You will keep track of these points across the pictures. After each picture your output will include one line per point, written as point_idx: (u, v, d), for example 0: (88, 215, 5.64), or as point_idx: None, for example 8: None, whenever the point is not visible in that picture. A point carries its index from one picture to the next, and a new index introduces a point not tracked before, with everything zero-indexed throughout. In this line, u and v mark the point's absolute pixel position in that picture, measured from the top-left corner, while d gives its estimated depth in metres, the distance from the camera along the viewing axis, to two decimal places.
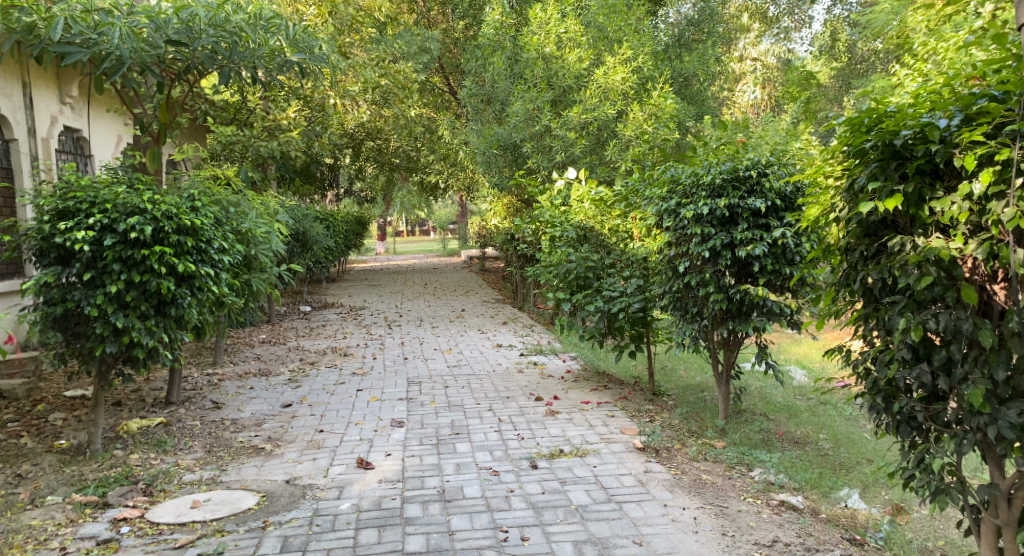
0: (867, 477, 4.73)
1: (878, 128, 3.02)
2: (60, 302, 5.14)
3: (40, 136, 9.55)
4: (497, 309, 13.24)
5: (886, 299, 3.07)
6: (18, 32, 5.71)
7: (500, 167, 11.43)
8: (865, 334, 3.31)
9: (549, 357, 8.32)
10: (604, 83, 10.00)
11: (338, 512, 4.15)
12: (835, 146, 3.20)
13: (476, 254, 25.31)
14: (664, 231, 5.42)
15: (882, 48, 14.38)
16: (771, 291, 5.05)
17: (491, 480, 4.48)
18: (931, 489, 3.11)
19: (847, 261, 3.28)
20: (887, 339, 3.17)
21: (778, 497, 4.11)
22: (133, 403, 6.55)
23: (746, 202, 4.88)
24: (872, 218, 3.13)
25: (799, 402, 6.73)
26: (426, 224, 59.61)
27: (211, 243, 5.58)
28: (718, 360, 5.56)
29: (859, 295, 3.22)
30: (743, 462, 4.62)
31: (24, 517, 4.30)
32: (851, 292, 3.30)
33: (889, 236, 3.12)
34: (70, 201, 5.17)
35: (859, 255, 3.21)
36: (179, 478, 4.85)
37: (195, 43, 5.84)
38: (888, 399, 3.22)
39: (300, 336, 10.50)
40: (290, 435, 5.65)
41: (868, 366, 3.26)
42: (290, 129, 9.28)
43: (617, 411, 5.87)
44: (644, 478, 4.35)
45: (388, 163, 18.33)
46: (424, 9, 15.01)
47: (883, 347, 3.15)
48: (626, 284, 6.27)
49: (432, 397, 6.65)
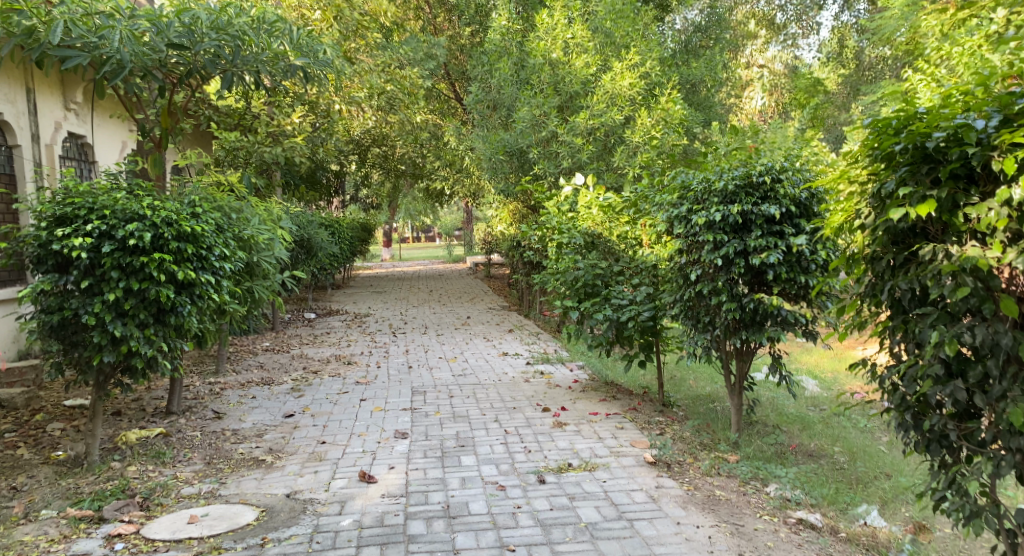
0: (886, 493, 4.58)
1: (908, 131, 2.92)
2: (58, 311, 5.03)
3: (44, 143, 9.49)
4: (503, 316, 13.11)
5: (917, 311, 2.97)
6: (18, 36, 5.63)
7: (506, 174, 11.33)
8: (892, 348, 3.18)
9: (556, 366, 8.19)
10: (612, 88, 9.88)
11: (339, 528, 4.02)
12: (861, 150, 3.10)
13: (481, 261, 25.21)
14: (675, 239, 5.30)
15: (891, 54, 14.24)
16: (786, 300, 4.91)
17: (497, 495, 4.35)
18: (965, 513, 2.99)
19: (873, 271, 3.17)
20: (918, 353, 3.05)
21: (795, 515, 3.96)
22: (133, 413, 6.45)
23: (759, 208, 4.75)
24: (901, 225, 3.01)
25: (812, 414, 6.58)
26: (432, 231, 59.65)
27: (212, 250, 5.46)
28: (731, 371, 5.42)
29: (887, 306, 3.12)
30: (758, 477, 4.47)
31: (16, 533, 4.19)
32: (877, 302, 3.18)
33: (919, 244, 3.00)
34: (68, 207, 5.06)
35: (887, 263, 3.10)
36: (178, 492, 4.73)
37: (197, 46, 5.75)
38: (917, 416, 3.13)
39: (304, 344, 10.39)
40: (291, 446, 5.53)
41: (896, 382, 3.18)
42: (294, 135, 9.19)
43: (627, 422, 5.73)
44: (656, 495, 4.22)
45: (394, 169, 18.26)
46: (430, 15, 14.94)
47: (913, 361, 3.04)
48: (635, 292, 6.14)
49: (437, 407, 6.52)
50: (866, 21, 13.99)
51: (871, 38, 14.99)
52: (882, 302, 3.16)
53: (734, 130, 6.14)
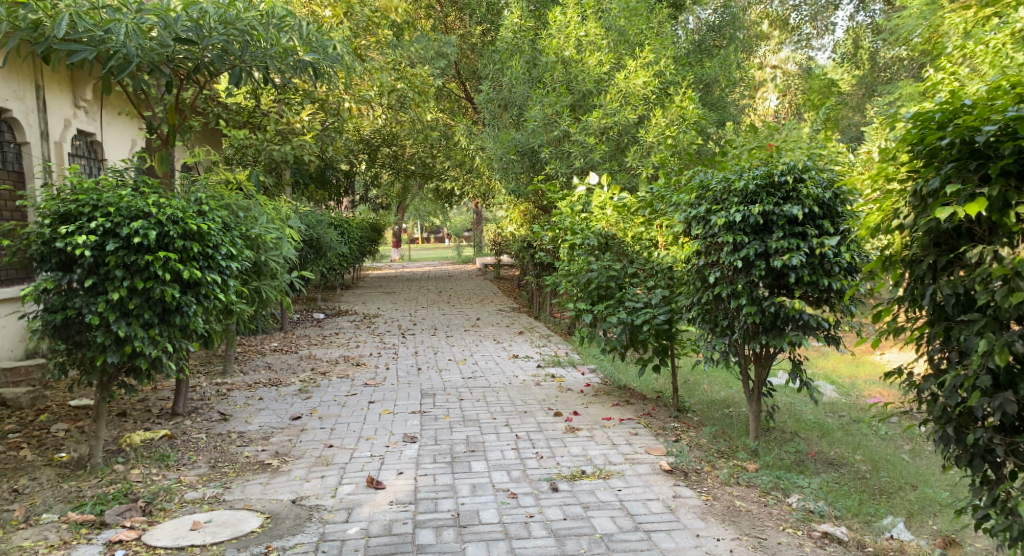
0: (911, 504, 4.42)
1: (955, 124, 2.94)
2: (61, 310, 4.93)
3: (53, 140, 9.43)
4: (513, 318, 12.97)
5: (963, 318, 2.98)
6: (23, 30, 5.54)
7: (517, 173, 11.19)
8: (932, 357, 3.18)
9: (568, 369, 8.04)
10: (625, 87, 9.73)
11: (347, 537, 3.90)
12: (901, 146, 3.11)
13: (491, 262, 25.05)
14: (693, 240, 5.15)
15: (908, 54, 14.00)
16: (808, 304, 4.76)
17: (509, 503, 4.21)
18: (1014, 533, 2.98)
19: (912, 274, 3.19)
20: (961, 362, 3.07)
21: (820, 528, 3.82)
22: (139, 415, 6.35)
23: (781, 209, 4.61)
24: (946, 223, 3.01)
25: (832, 420, 6.42)
26: (441, 232, 59.56)
27: (219, 249, 5.35)
28: (749, 376, 5.27)
29: (928, 312, 3.15)
30: (780, 487, 4.33)
31: (15, 538, 4.09)
32: (917, 307, 3.21)
33: (966, 245, 3.02)
34: (73, 204, 4.95)
35: (928, 266, 3.11)
36: (181, 496, 4.62)
37: (204, 41, 5.65)
38: (960, 430, 3.13)
39: (313, 345, 10.29)
40: (298, 450, 5.41)
41: (936, 393, 3.20)
42: (303, 133, 9.08)
43: (641, 428, 5.59)
44: (673, 504, 4.08)
45: (404, 169, 18.15)
46: (441, 14, 14.80)
47: (957, 371, 3.05)
48: (650, 294, 6.00)
49: (446, 410, 6.39)
50: (884, 20, 13.76)
51: (889, 37, 14.76)
52: (922, 307, 3.18)
53: (753, 129, 5.98)
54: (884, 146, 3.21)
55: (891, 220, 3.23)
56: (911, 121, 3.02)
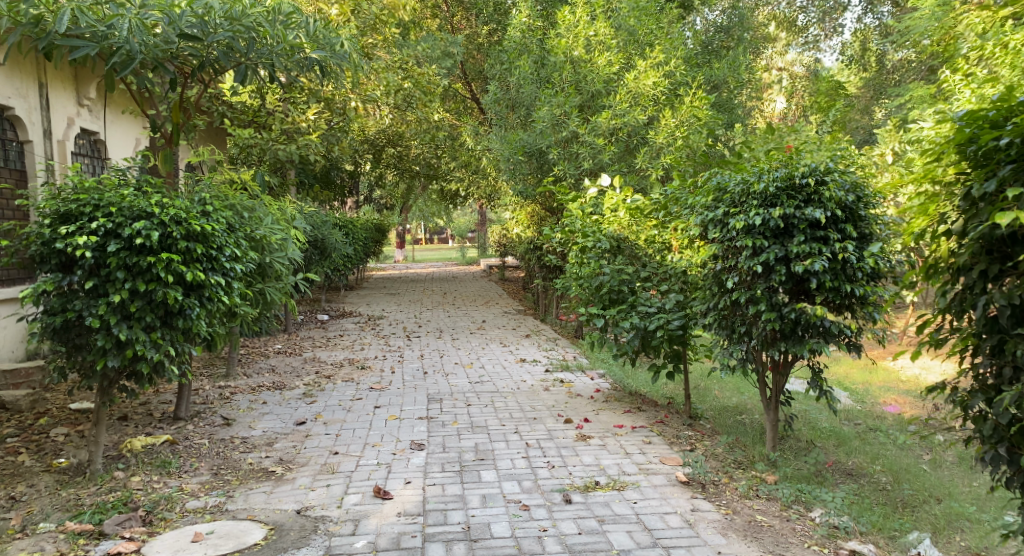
0: (937, 518, 4.28)
1: (1011, 124, 2.96)
2: (60, 313, 4.80)
3: (56, 138, 9.32)
4: (519, 321, 12.82)
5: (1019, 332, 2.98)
6: (24, 26, 5.43)
7: (525, 175, 11.05)
8: (982, 372, 3.19)
9: (576, 374, 7.89)
10: (635, 88, 9.59)
11: (354, 551, 3.78)
12: (953, 148, 3.13)
13: (495, 264, 24.92)
14: (709, 243, 5.00)
15: (919, 56, 13.84)
16: (830, 311, 4.61)
17: (521, 516, 4.08)
18: None
19: (964, 283, 3.20)
20: (1014, 378, 3.08)
21: (846, 545, 3.69)
22: (140, 419, 6.23)
23: (802, 212, 4.47)
24: (1001, 229, 3.01)
25: (848, 429, 6.27)
26: (445, 233, 59.54)
27: (223, 250, 5.22)
28: (767, 384, 5.12)
29: (980, 325, 3.15)
30: (801, 500, 4.19)
31: (11, 549, 3.97)
32: (967, 318, 3.21)
33: (1020, 253, 3.02)
34: (73, 204, 4.82)
35: (978, 273, 3.12)
36: (183, 505, 4.49)
37: (210, 38, 5.51)
38: (1012, 450, 3.14)
39: (317, 347, 10.16)
40: (302, 457, 5.28)
41: (986, 410, 3.20)
42: (309, 133, 8.95)
43: (655, 436, 5.45)
44: (692, 519, 3.95)
45: (409, 170, 18.01)
46: (448, 14, 14.61)
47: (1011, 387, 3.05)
48: (664, 299, 5.85)
49: (454, 416, 6.25)
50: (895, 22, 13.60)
51: (899, 39, 14.60)
52: (973, 319, 3.18)
53: (770, 130, 5.83)
54: (933, 148, 3.25)
55: (940, 224, 3.28)
56: (963, 121, 3.03)
